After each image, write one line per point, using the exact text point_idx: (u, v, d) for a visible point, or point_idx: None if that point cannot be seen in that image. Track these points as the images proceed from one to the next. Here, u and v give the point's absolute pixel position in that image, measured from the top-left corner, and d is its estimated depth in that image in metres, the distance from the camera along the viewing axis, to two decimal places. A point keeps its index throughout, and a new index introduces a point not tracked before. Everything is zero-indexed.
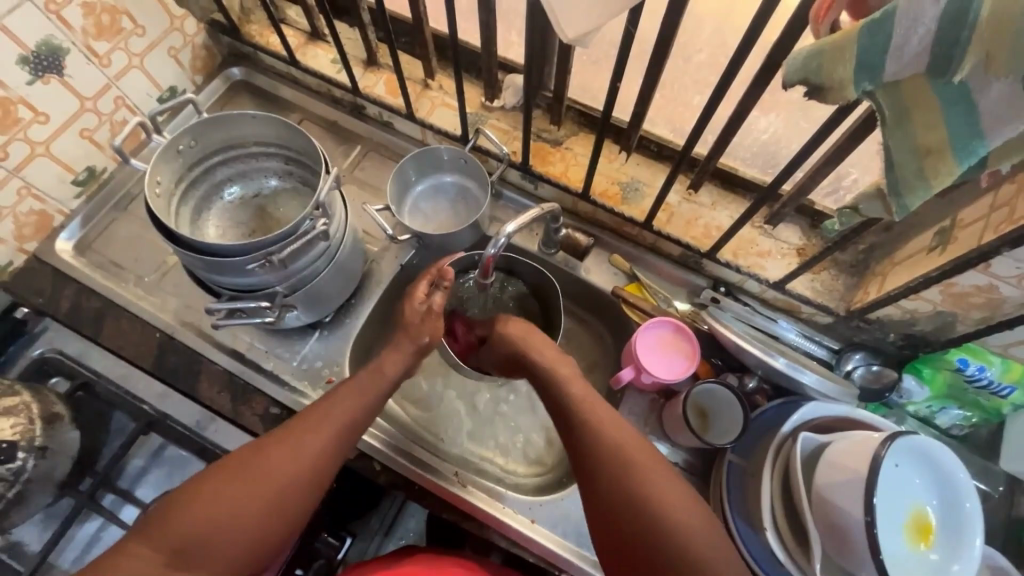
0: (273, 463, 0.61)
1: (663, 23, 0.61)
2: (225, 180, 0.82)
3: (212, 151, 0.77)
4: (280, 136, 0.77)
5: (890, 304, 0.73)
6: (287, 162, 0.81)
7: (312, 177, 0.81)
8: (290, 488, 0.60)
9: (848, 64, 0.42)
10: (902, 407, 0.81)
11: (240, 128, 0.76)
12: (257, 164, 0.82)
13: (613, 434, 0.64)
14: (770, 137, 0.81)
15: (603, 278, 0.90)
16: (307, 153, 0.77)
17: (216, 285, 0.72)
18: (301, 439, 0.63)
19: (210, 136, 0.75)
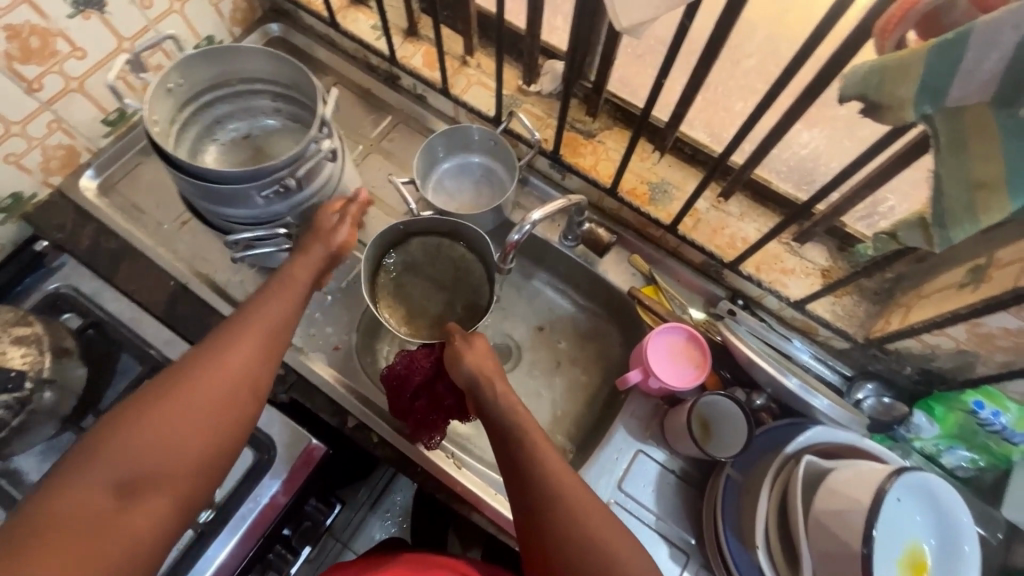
0: (200, 379, 0.54)
1: (718, 24, 0.59)
2: (214, 123, 0.82)
3: (201, 92, 0.76)
4: (265, 70, 0.76)
5: (911, 337, 0.71)
6: (275, 99, 0.81)
7: (303, 113, 0.81)
8: (223, 402, 0.54)
9: (911, 84, 0.40)
10: (907, 442, 0.79)
11: (224, 64, 0.74)
12: (245, 105, 0.82)
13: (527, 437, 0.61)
14: (809, 152, 0.78)
15: (621, 277, 0.89)
16: (301, 88, 0.77)
17: (226, 219, 0.73)
18: (225, 351, 0.56)
19: (198, 74, 0.74)
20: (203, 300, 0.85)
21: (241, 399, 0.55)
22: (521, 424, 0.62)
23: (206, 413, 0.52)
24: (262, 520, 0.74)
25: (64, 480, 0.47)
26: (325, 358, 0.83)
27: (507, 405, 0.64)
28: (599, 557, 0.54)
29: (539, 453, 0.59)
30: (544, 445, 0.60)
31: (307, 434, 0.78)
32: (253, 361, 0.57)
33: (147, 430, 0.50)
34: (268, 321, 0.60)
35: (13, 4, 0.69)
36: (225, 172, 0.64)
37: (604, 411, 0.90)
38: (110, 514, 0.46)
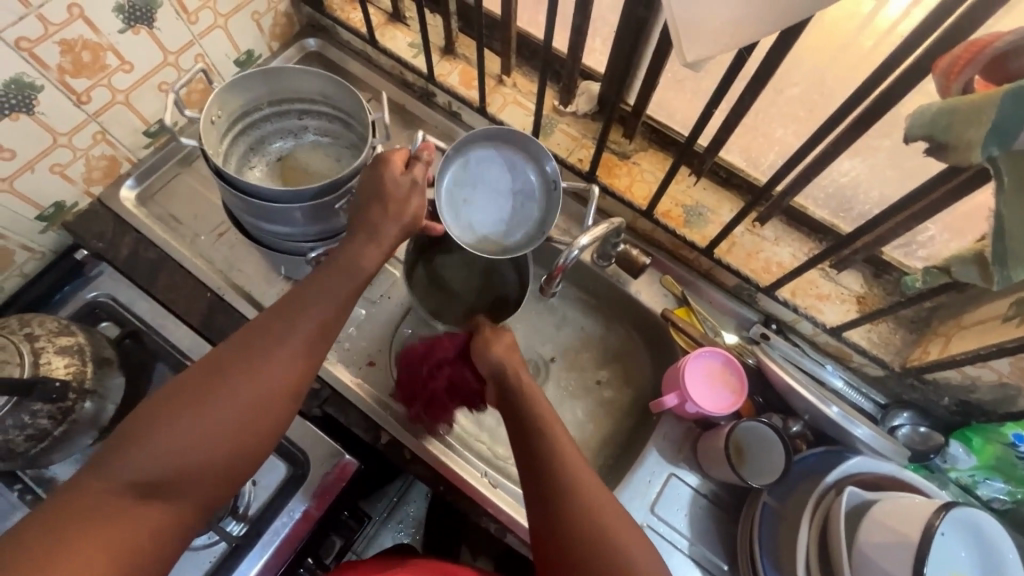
0: (241, 381, 0.54)
1: (769, 55, 0.60)
2: (248, 152, 0.82)
3: (236, 122, 0.77)
4: (292, 88, 0.77)
5: (952, 368, 0.71)
6: (302, 115, 0.82)
7: (334, 126, 0.82)
8: (257, 408, 0.54)
9: (982, 128, 0.40)
10: (944, 473, 0.78)
11: (254, 90, 0.75)
12: (272, 128, 0.82)
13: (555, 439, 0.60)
14: (849, 180, 0.78)
15: (653, 299, 0.89)
16: (330, 97, 0.78)
17: (298, 238, 0.75)
18: (268, 354, 0.56)
19: (230, 105, 0.74)
20: (239, 312, 0.86)
21: (276, 407, 0.56)
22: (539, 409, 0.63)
23: (239, 419, 0.53)
24: (293, 537, 0.74)
25: (97, 470, 0.49)
26: (358, 373, 0.83)
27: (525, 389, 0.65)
28: (599, 538, 0.54)
29: (550, 435, 0.60)
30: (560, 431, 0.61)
31: (340, 449, 0.78)
32: (291, 366, 0.57)
33: (184, 428, 0.51)
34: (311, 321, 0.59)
35: (69, 20, 0.71)
36: (305, 192, 0.67)
37: (633, 432, 0.89)
38: (129, 513, 0.48)
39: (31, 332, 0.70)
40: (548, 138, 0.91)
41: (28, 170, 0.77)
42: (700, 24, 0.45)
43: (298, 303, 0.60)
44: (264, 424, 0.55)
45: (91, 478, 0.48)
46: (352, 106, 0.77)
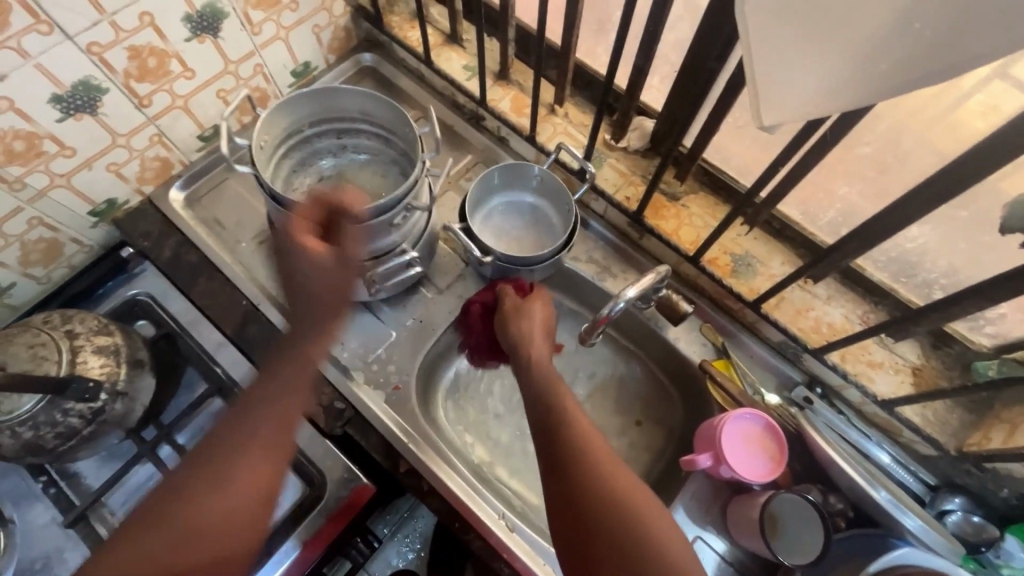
0: (235, 476, 0.55)
1: (843, 119, 0.57)
2: (291, 173, 0.82)
3: (279, 144, 0.77)
4: (330, 107, 0.77)
5: (1017, 461, 0.65)
6: (340, 135, 0.82)
7: (375, 143, 0.82)
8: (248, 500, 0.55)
9: None
10: (998, 570, 0.70)
11: (296, 111, 0.75)
12: (311, 148, 0.82)
13: (575, 416, 0.63)
14: (915, 247, 0.72)
15: (691, 347, 0.86)
16: (370, 116, 0.79)
17: None
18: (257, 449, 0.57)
19: (273, 128, 0.74)
20: (272, 322, 0.85)
21: (269, 453, 0.57)
22: (566, 404, 0.64)
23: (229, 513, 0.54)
24: (302, 561, 0.73)
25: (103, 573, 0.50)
26: (384, 398, 0.82)
27: (550, 376, 0.69)
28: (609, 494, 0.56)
29: (569, 413, 0.63)
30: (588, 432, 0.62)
31: (357, 473, 0.77)
32: (273, 455, 0.57)
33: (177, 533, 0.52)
34: (296, 403, 0.59)
35: (140, 27, 0.72)
36: (365, 209, 0.66)
37: (659, 484, 0.85)
38: None
39: (72, 329, 0.71)
40: (597, 172, 0.89)
41: (86, 167, 0.79)
42: (781, 90, 0.42)
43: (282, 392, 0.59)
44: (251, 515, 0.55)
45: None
46: (393, 121, 0.77)
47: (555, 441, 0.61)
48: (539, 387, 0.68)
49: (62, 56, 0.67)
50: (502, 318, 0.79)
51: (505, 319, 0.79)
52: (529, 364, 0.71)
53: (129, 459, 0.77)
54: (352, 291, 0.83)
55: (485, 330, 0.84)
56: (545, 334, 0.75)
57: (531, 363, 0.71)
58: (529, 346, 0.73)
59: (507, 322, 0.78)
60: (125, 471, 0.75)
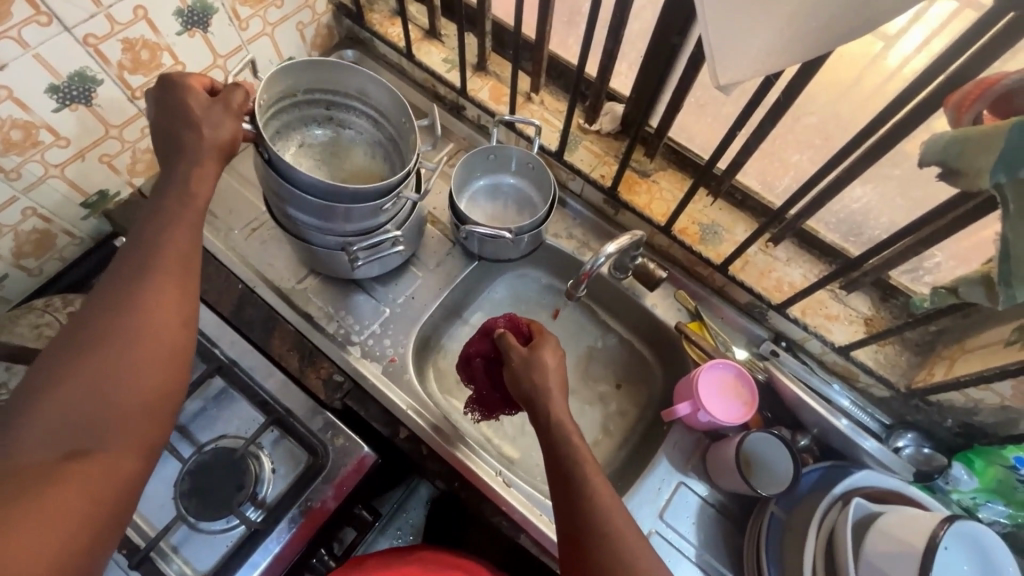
0: (113, 394, 0.47)
1: (788, 88, 0.65)
2: (278, 137, 0.84)
3: (272, 106, 0.79)
4: (326, 79, 0.81)
5: (957, 389, 0.74)
6: (330, 108, 0.85)
7: (365, 122, 0.87)
8: (126, 385, 0.48)
9: (991, 155, 0.44)
10: (946, 494, 0.80)
11: (295, 76, 0.78)
12: (299, 116, 0.85)
13: (563, 420, 0.64)
14: (860, 207, 0.81)
15: (667, 312, 0.92)
16: (366, 96, 0.83)
17: (338, 233, 0.78)
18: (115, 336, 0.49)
19: (272, 88, 0.77)
20: (268, 304, 0.88)
21: (168, 334, 0.51)
22: (577, 447, 0.62)
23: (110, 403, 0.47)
24: (309, 525, 0.75)
25: None
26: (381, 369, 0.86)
27: (568, 438, 0.63)
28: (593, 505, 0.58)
29: (559, 414, 0.65)
30: (600, 487, 0.59)
31: (359, 443, 0.79)
32: (177, 340, 0.51)
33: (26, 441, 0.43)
34: (179, 267, 0.54)
35: (134, 20, 0.75)
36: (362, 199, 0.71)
37: (643, 441, 0.91)
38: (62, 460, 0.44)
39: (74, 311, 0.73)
40: (573, 154, 0.96)
41: (79, 158, 0.81)
42: (732, 51, 0.48)
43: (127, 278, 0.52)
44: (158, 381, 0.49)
45: None
46: (389, 104, 0.82)
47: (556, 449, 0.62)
48: (529, 386, 0.68)
49: (60, 47, 0.70)
50: (510, 367, 0.71)
51: (515, 372, 0.70)
52: (549, 425, 0.65)
53: None
54: (344, 269, 0.85)
55: (491, 378, 0.80)
56: (562, 385, 0.67)
57: (551, 422, 0.65)
58: (547, 400, 0.66)
59: (517, 375, 0.70)
60: None
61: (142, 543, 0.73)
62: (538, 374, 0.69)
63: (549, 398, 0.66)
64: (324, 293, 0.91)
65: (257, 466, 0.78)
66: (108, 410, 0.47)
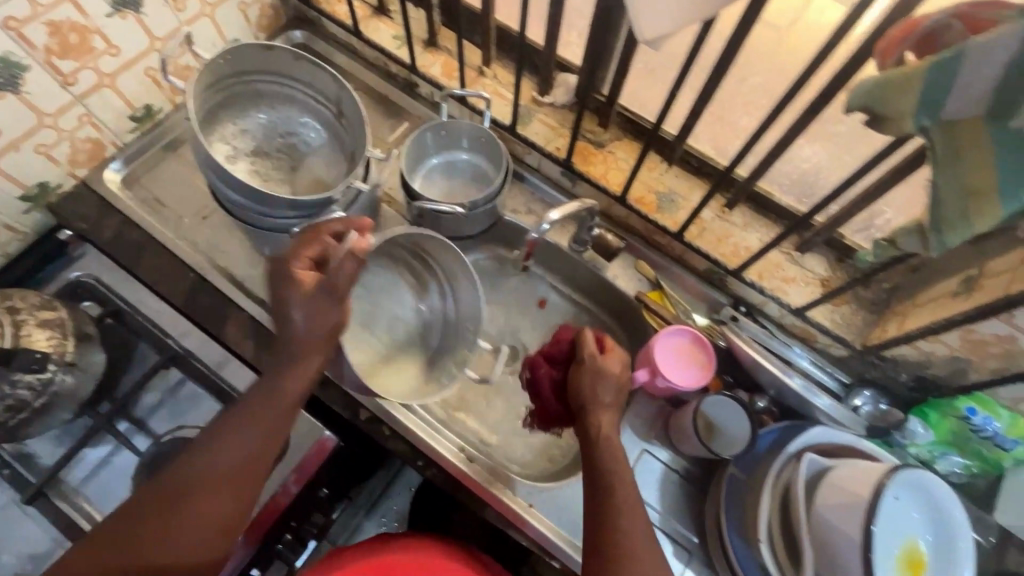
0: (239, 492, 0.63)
1: (728, 45, 0.64)
2: (219, 115, 0.79)
3: (213, 84, 0.75)
4: (279, 58, 0.77)
5: (908, 343, 0.74)
6: (278, 84, 0.81)
7: (315, 103, 0.82)
8: (231, 498, 0.62)
9: (911, 97, 0.44)
10: (904, 448, 0.81)
11: (240, 55, 0.74)
12: (244, 93, 0.80)
13: (607, 429, 0.69)
14: (810, 166, 0.81)
15: (627, 284, 0.92)
16: (317, 82, 0.80)
17: (282, 214, 0.74)
18: (209, 450, 0.63)
19: (209, 68, 0.72)
20: (221, 293, 0.86)
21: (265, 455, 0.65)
22: (620, 465, 0.66)
23: (195, 508, 0.61)
24: (271, 510, 0.75)
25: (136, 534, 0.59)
26: (339, 352, 0.85)
27: (615, 455, 0.67)
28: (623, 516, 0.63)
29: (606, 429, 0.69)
30: (641, 523, 0.63)
31: (319, 426, 0.79)
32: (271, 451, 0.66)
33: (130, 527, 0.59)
34: (285, 405, 0.66)
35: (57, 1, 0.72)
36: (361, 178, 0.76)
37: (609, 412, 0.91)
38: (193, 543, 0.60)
39: (13, 306, 0.71)
40: (527, 127, 0.94)
41: (13, 149, 0.78)
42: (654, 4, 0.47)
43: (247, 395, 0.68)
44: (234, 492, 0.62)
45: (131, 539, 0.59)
46: (340, 91, 0.79)
47: (592, 462, 0.67)
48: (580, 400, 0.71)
49: None
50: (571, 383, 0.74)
51: (583, 376, 0.71)
52: (597, 441, 0.68)
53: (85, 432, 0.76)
54: (296, 254, 0.84)
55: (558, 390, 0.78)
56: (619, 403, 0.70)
57: (601, 438, 0.68)
58: (598, 416, 0.69)
59: (583, 379, 0.71)
60: (82, 446, 0.76)
61: None
62: (591, 393, 0.70)
63: (597, 412, 0.69)
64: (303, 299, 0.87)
65: None
66: (220, 505, 0.62)
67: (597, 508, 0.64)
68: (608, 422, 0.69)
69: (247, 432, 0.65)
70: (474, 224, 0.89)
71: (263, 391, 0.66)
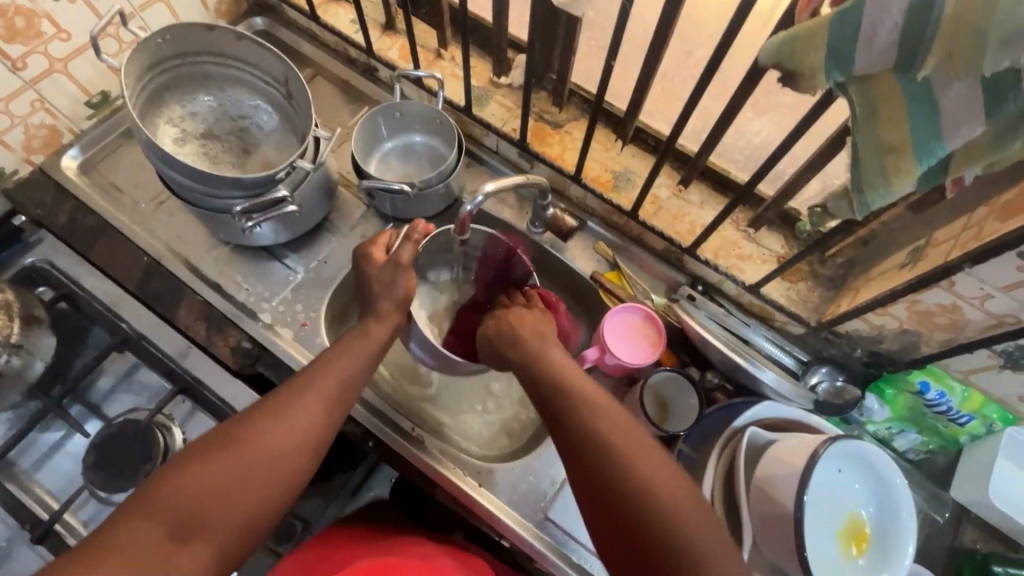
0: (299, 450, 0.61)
1: (663, 13, 0.63)
2: (163, 97, 0.80)
3: (156, 64, 0.76)
4: (223, 40, 0.77)
5: (858, 317, 0.73)
6: (227, 66, 0.81)
7: (263, 85, 0.83)
8: (297, 453, 0.61)
9: (819, 52, 0.43)
10: (860, 425, 0.80)
11: (182, 35, 0.74)
12: (191, 76, 0.81)
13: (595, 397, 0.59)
14: (762, 141, 0.79)
15: (585, 263, 0.92)
16: (263, 65, 0.80)
17: (227, 194, 0.73)
18: (274, 423, 0.61)
19: (148, 48, 0.72)
20: (176, 277, 0.87)
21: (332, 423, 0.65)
22: (615, 430, 0.55)
23: (257, 479, 0.58)
24: None
25: (195, 475, 0.56)
26: (293, 335, 0.85)
27: (600, 420, 0.56)
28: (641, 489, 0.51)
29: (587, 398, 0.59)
30: (659, 476, 0.52)
31: None
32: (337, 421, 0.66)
33: (187, 496, 0.54)
34: (357, 371, 0.68)
35: None
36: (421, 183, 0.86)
37: None
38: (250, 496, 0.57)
39: None
40: (483, 109, 0.94)
41: None
42: None
43: (314, 372, 0.66)
44: (296, 468, 0.61)
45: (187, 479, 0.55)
46: (284, 72, 0.79)
47: (587, 449, 0.54)
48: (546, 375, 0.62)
49: None
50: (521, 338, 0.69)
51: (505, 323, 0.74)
52: (578, 411, 0.57)
53: (35, 414, 0.77)
54: (239, 236, 0.82)
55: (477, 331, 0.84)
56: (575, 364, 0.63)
57: (579, 406, 0.58)
58: (569, 389, 0.60)
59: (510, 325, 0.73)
60: (32, 429, 0.77)
61: (44, 516, 0.75)
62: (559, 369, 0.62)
63: (546, 349, 0.67)
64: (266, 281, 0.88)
65: (166, 437, 0.77)
66: (279, 462, 0.60)
67: (598, 493, 0.53)
68: (589, 395, 0.59)
69: (308, 391, 0.64)
70: (428, 206, 0.88)
71: (333, 356, 0.69)
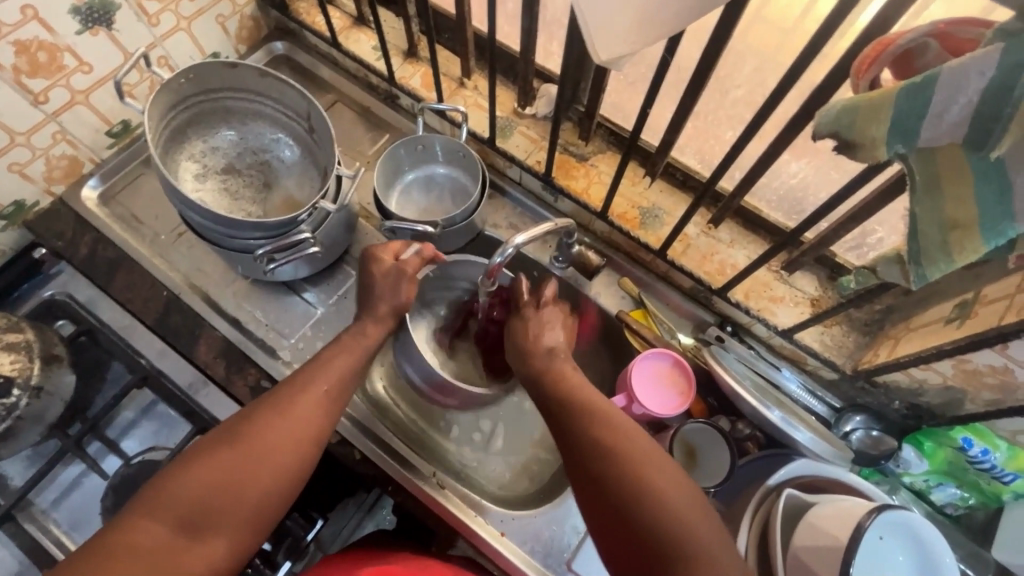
0: (297, 448, 0.60)
1: (703, 59, 0.61)
2: (184, 132, 0.79)
3: (177, 101, 0.74)
4: (244, 75, 0.76)
5: (899, 370, 0.70)
6: (247, 99, 0.80)
7: (284, 118, 0.81)
8: (294, 451, 0.60)
9: (881, 125, 0.41)
10: (897, 477, 0.78)
11: (203, 72, 0.73)
12: (212, 110, 0.80)
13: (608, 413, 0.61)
14: (798, 182, 0.78)
15: (610, 300, 0.89)
16: (285, 99, 0.78)
17: (248, 235, 0.72)
18: (272, 421, 0.60)
19: (170, 86, 0.71)
20: (194, 311, 0.85)
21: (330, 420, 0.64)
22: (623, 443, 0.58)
23: (254, 477, 0.57)
24: None
25: (188, 475, 0.55)
26: None
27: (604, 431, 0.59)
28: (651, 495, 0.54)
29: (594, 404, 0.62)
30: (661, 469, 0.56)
31: None
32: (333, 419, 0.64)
33: (184, 499, 0.54)
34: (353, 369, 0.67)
35: (23, 20, 0.71)
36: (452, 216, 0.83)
37: None
38: (247, 492, 0.56)
39: None
40: (507, 140, 0.92)
41: None
42: (608, 25, 0.44)
43: (313, 369, 0.66)
44: (298, 459, 0.60)
45: (181, 480, 0.55)
46: (306, 107, 0.77)
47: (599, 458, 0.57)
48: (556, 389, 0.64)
49: None
50: (561, 375, 0.66)
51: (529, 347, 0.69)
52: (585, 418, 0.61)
53: (54, 454, 0.77)
54: (260, 274, 0.81)
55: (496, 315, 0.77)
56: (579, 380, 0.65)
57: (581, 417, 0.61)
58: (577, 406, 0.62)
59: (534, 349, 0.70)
60: (52, 468, 0.76)
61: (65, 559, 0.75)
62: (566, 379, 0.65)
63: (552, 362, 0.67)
64: (291, 317, 0.87)
65: None
66: (276, 460, 0.58)
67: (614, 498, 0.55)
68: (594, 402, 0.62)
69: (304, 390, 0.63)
70: (451, 241, 0.86)
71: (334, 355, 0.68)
